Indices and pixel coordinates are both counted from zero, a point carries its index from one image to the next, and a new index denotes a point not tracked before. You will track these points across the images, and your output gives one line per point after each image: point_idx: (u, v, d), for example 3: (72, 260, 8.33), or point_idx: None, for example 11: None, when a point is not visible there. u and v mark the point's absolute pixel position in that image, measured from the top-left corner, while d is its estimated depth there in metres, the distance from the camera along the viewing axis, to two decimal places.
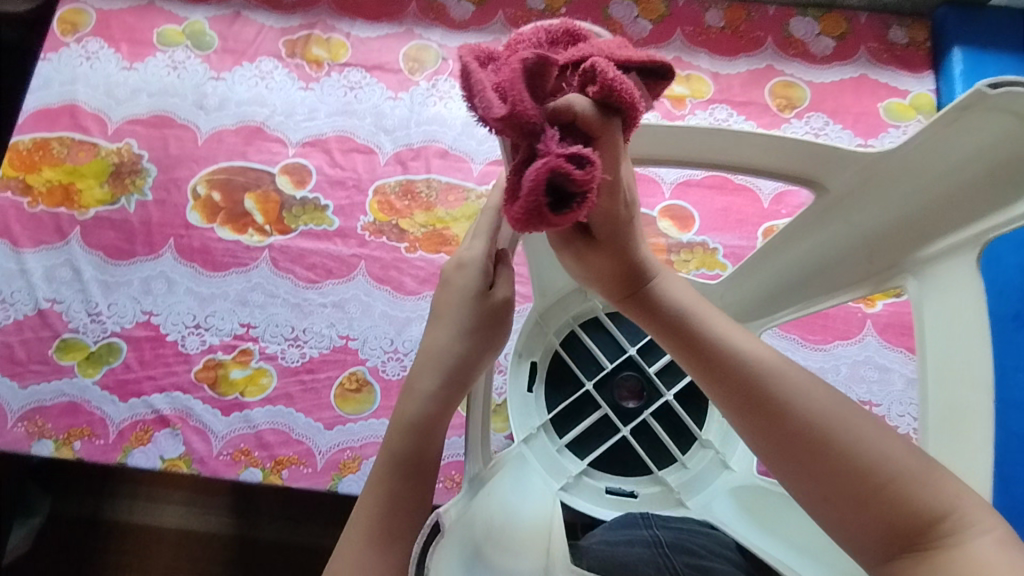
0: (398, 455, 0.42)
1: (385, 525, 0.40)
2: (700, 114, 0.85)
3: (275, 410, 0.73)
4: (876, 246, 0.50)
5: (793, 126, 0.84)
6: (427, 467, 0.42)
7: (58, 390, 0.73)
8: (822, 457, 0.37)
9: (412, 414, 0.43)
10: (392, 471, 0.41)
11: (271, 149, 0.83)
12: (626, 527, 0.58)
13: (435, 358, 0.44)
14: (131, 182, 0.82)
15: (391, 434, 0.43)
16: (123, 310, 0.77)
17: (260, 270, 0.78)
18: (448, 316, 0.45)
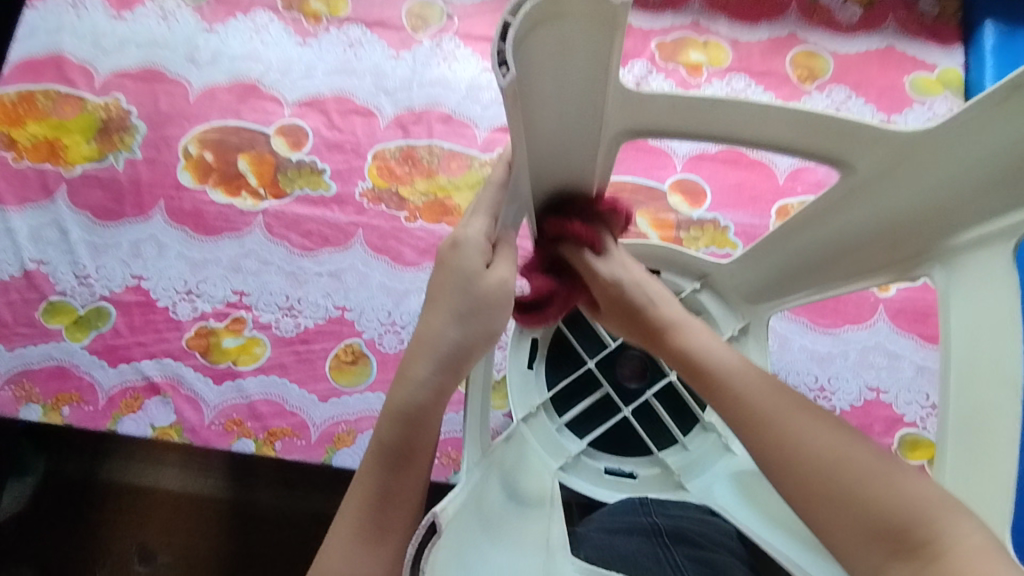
0: (386, 444, 0.40)
1: (375, 517, 0.39)
2: (717, 83, 0.81)
3: (268, 380, 0.71)
4: (903, 232, 0.48)
5: (814, 99, 0.80)
6: (418, 452, 0.41)
7: (46, 354, 0.71)
8: (807, 467, 0.40)
9: (402, 401, 0.41)
10: (381, 461, 0.40)
11: (265, 108, 0.79)
12: (624, 514, 0.56)
13: (429, 343, 0.42)
14: (119, 139, 0.79)
15: (381, 421, 0.41)
16: (111, 273, 0.74)
17: (253, 236, 0.75)
18: (442, 300, 0.43)
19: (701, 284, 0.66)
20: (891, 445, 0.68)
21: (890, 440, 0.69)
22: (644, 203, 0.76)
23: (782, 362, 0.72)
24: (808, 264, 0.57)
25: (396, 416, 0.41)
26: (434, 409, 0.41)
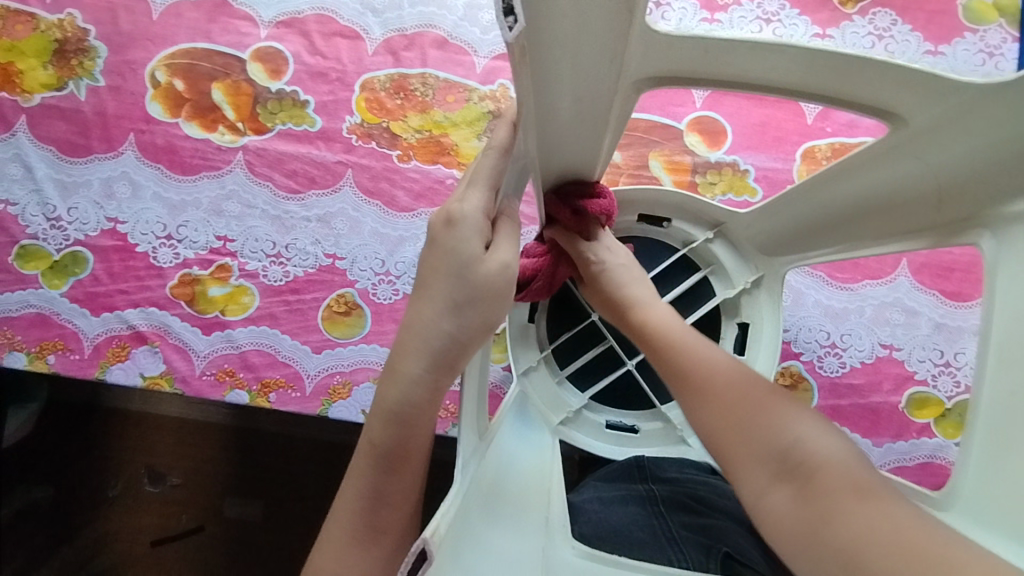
0: (378, 447, 0.40)
1: (369, 518, 0.40)
2: (746, 5, 0.72)
3: (258, 331, 0.68)
4: (948, 191, 0.42)
5: (854, 25, 0.72)
6: (408, 454, 0.40)
7: (24, 301, 0.68)
8: (713, 402, 0.45)
9: (392, 401, 0.40)
10: (375, 465, 0.40)
11: (239, 29, 0.71)
12: (620, 480, 0.56)
13: (422, 338, 0.40)
14: (78, 63, 0.71)
15: (371, 423, 0.40)
16: (85, 215, 0.69)
17: (234, 176, 0.70)
18: (435, 286, 0.41)
19: (714, 234, 0.62)
20: (898, 404, 0.67)
21: (899, 399, 0.67)
22: (658, 143, 0.70)
23: (793, 318, 0.69)
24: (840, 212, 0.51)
25: (389, 417, 0.40)
26: (429, 412, 0.40)
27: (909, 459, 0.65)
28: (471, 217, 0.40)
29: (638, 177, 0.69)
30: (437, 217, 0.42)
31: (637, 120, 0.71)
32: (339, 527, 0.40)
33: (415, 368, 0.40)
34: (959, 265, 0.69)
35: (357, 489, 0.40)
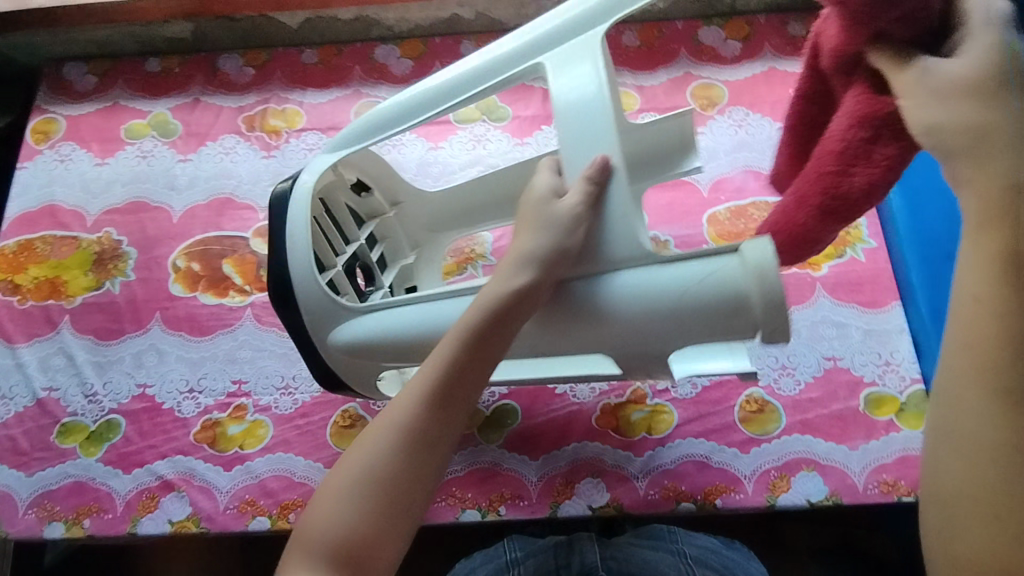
0: (473, 328, 0.54)
1: (448, 413, 0.53)
2: (506, 138, 0.90)
3: (275, 458, 0.75)
4: None
5: (545, 133, 0.90)
6: (480, 355, 0.54)
7: (64, 472, 0.76)
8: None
9: (494, 295, 0.54)
10: (468, 340, 0.53)
11: (242, 216, 0.89)
12: (651, 536, 0.64)
13: (526, 254, 0.54)
14: (113, 266, 0.87)
15: (469, 310, 0.54)
16: (118, 387, 0.80)
17: (245, 328, 0.82)
18: (531, 227, 0.55)
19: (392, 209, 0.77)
20: (858, 406, 0.74)
21: (857, 401, 0.74)
22: None
23: None
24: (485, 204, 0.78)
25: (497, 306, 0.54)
26: (521, 296, 0.54)
27: (886, 456, 0.71)
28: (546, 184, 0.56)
29: None
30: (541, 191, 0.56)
31: None
32: (380, 426, 0.53)
33: (508, 272, 0.54)
34: (866, 280, 0.80)
35: (439, 368, 0.53)
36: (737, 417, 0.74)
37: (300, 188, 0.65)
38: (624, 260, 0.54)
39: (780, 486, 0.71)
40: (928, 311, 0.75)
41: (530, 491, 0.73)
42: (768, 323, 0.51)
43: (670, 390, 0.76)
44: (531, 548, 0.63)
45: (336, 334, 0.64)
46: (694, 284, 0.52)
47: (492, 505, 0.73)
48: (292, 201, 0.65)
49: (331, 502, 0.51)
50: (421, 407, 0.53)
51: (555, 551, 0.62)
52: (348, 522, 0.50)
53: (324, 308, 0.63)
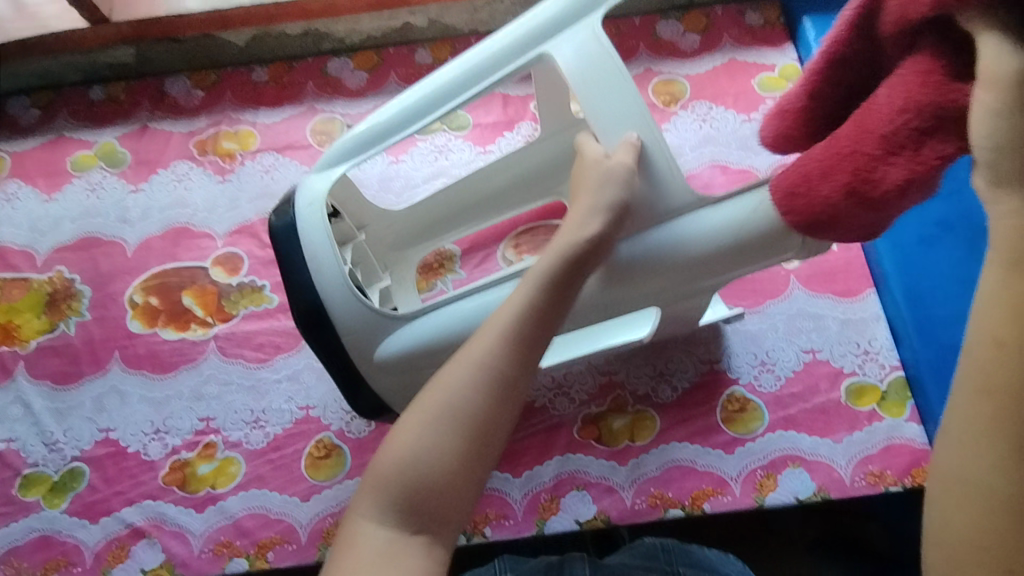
0: (546, 270, 0.51)
1: (533, 345, 0.48)
2: (468, 146, 0.88)
3: (249, 495, 0.72)
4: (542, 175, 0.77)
5: (507, 139, 0.88)
6: (543, 310, 0.49)
7: (27, 527, 0.73)
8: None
9: (567, 244, 0.52)
10: (545, 284, 0.50)
11: (200, 245, 0.85)
12: (644, 555, 0.62)
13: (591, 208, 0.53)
14: (67, 307, 0.83)
15: (543, 257, 0.52)
16: (79, 433, 0.77)
17: (209, 362, 0.79)
18: (587, 187, 0.54)
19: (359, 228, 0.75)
20: (840, 398, 0.73)
21: (838, 393, 0.73)
22: None
23: (721, 347, 0.76)
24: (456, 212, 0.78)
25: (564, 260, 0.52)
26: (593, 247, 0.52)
27: (870, 447, 0.70)
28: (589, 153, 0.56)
29: None
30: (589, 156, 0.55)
31: (537, 225, 0.83)
32: (459, 363, 0.47)
33: (580, 220, 0.53)
34: (839, 269, 0.79)
35: (512, 312, 0.49)
36: (720, 418, 0.73)
37: (309, 212, 0.62)
38: (677, 209, 0.55)
39: (767, 486, 0.70)
40: (903, 297, 0.74)
41: (516, 509, 0.71)
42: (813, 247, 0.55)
43: (650, 395, 0.75)
44: (523, 568, 0.62)
45: (380, 350, 0.62)
46: (744, 219, 0.53)
47: (477, 527, 0.71)
48: (308, 224, 0.62)
49: (413, 434, 0.45)
50: (504, 341, 0.48)
51: (546, 572, 0.61)
52: (423, 455, 0.45)
53: (365, 326, 0.61)
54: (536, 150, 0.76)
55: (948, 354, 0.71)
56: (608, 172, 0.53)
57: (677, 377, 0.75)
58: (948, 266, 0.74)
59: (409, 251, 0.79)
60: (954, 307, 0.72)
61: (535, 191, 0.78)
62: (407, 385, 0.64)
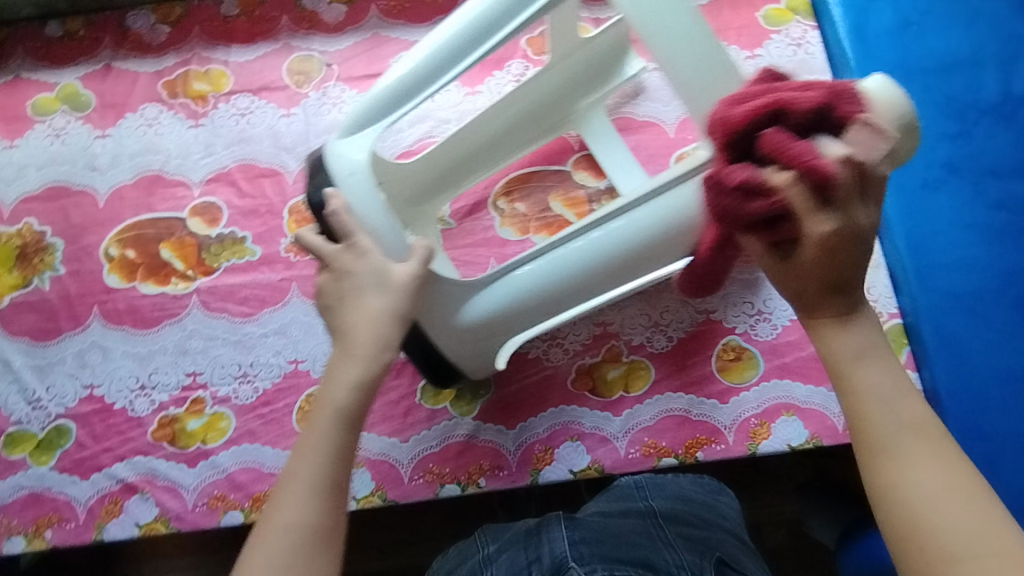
0: (341, 408, 0.50)
1: (349, 455, 0.50)
2: (454, 87, 0.83)
3: (240, 450, 0.72)
4: (556, 105, 0.75)
5: (496, 78, 0.83)
6: (347, 452, 0.50)
7: (16, 485, 0.72)
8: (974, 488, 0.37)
9: (355, 375, 0.51)
10: (339, 421, 0.50)
11: (175, 194, 0.81)
12: (621, 498, 0.64)
13: (377, 319, 0.53)
14: (39, 261, 0.80)
15: (337, 391, 0.51)
16: (62, 390, 0.75)
17: (193, 316, 0.77)
18: (390, 290, 0.54)
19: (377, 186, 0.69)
20: None
21: None
22: (553, 187, 0.79)
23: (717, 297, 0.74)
24: (474, 154, 0.74)
25: (355, 388, 0.51)
26: (369, 390, 0.52)
27: None
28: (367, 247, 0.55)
29: (545, 219, 0.78)
30: (345, 256, 0.55)
31: (528, 172, 0.80)
32: (299, 487, 0.47)
33: (376, 348, 0.52)
34: None
35: (324, 456, 0.48)
36: (715, 367, 0.72)
37: (348, 182, 0.58)
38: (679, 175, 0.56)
39: (760, 434, 0.70)
40: (905, 245, 0.73)
41: (510, 461, 0.71)
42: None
43: (645, 345, 0.74)
44: (503, 542, 0.61)
45: (454, 316, 0.61)
46: None
47: (472, 477, 0.71)
48: (348, 191, 0.58)
49: (273, 569, 0.45)
50: (327, 460, 0.48)
51: (525, 541, 0.59)
52: None
53: (441, 296, 0.60)
54: (548, 76, 0.73)
55: (944, 302, 0.71)
56: (376, 270, 0.54)
57: (673, 327, 0.74)
58: (953, 210, 0.74)
59: (428, 203, 0.74)
60: (953, 254, 0.73)
61: (549, 124, 0.75)
62: (485, 346, 0.64)
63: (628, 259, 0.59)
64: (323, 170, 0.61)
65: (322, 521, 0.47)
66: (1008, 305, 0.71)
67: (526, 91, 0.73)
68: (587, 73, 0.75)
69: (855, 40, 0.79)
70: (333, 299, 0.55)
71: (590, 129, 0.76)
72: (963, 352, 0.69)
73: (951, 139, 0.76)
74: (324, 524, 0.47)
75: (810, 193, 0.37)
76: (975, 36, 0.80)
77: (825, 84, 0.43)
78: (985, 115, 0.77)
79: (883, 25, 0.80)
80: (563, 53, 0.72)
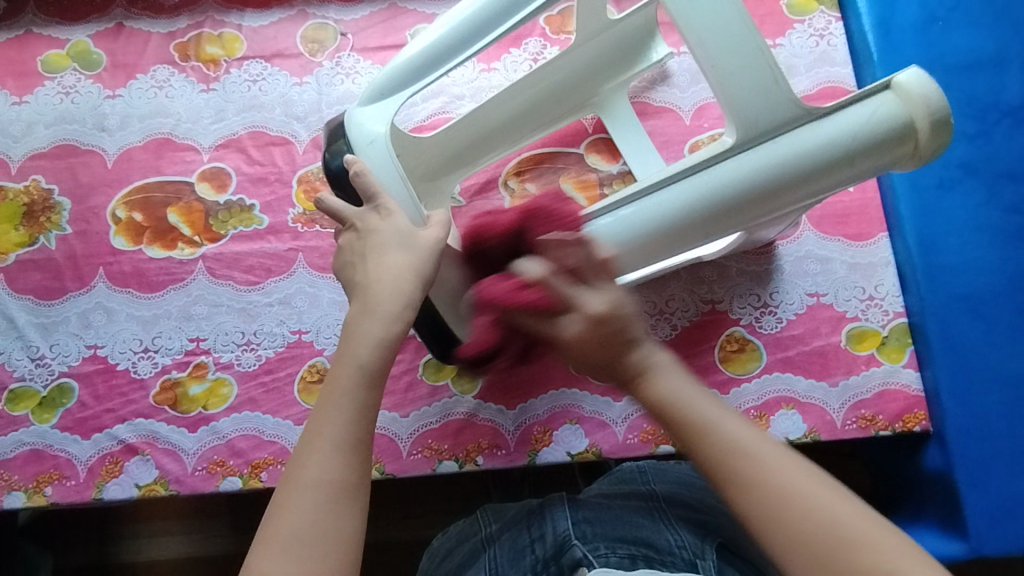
0: (365, 364, 0.49)
1: (372, 416, 0.49)
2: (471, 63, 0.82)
3: (241, 417, 0.72)
4: (579, 86, 0.74)
5: (513, 56, 0.82)
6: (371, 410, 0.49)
7: (18, 441, 0.72)
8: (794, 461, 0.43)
9: (379, 333, 0.51)
10: (364, 381, 0.49)
11: (184, 159, 0.81)
12: (622, 481, 0.65)
13: (400, 276, 0.53)
14: (46, 219, 0.79)
15: (359, 349, 0.50)
16: (66, 349, 0.75)
17: (198, 282, 0.77)
18: (413, 251, 0.54)
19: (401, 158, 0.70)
20: (840, 342, 0.72)
21: (839, 338, 0.72)
22: (564, 170, 0.79)
23: (724, 287, 0.74)
24: (492, 134, 0.74)
25: (374, 343, 0.50)
26: (392, 349, 0.51)
27: (865, 391, 0.70)
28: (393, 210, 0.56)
29: None
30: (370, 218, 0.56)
31: (541, 153, 0.79)
32: (321, 446, 0.46)
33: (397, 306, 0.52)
34: (853, 211, 0.76)
35: (345, 417, 0.48)
36: (717, 357, 0.72)
37: (369, 150, 0.60)
38: (784, 122, 0.53)
39: (759, 425, 0.70)
40: (916, 243, 0.72)
41: (508, 440, 0.72)
42: (930, 149, 0.52)
43: (649, 332, 0.74)
44: (505, 522, 0.62)
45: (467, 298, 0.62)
46: (859, 127, 0.51)
47: (470, 455, 0.71)
48: (370, 159, 0.59)
49: (298, 527, 0.43)
50: (351, 419, 0.48)
51: (527, 520, 0.60)
52: (307, 535, 0.43)
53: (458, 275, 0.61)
54: (570, 58, 0.72)
55: (952, 302, 0.71)
56: (401, 232, 0.55)
57: (677, 316, 0.74)
58: (967, 211, 0.73)
59: (443, 180, 0.74)
60: (964, 255, 0.72)
61: (566, 107, 0.75)
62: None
63: (741, 199, 0.53)
64: (342, 135, 0.62)
65: (349, 480, 0.46)
66: (1015, 309, 0.70)
67: (549, 71, 0.72)
68: (610, 55, 0.74)
69: (880, 33, 0.77)
70: (355, 256, 0.55)
71: (612, 114, 0.75)
72: (967, 354, 0.69)
73: (970, 139, 0.75)
74: (352, 483, 0.46)
75: (537, 314, 0.51)
76: (1001, 35, 0.78)
77: (524, 210, 0.56)
78: (1006, 116, 0.76)
79: (909, 18, 0.79)
80: (590, 34, 0.71)
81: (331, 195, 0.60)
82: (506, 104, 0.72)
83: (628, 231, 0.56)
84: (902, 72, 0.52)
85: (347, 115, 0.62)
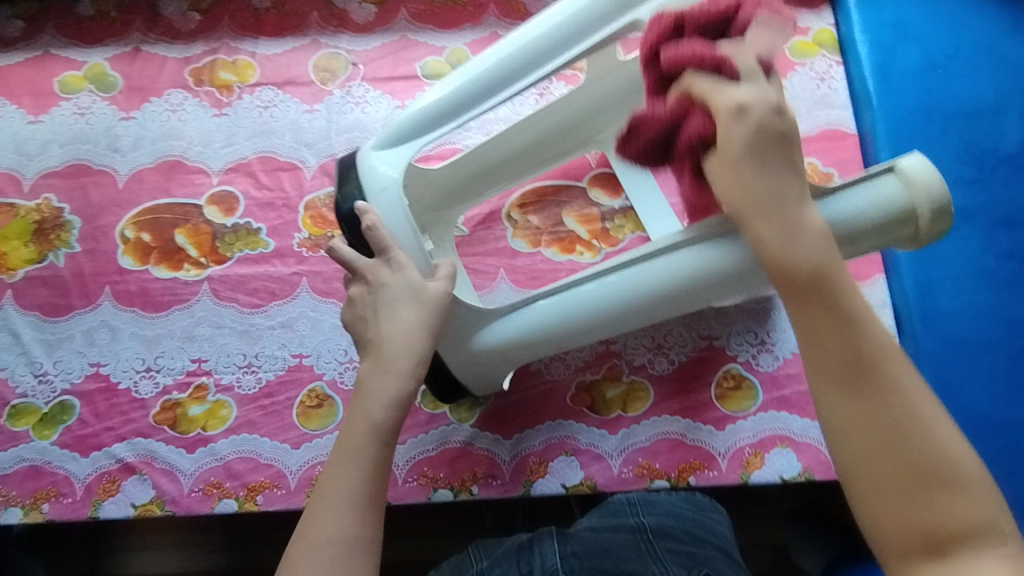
0: (380, 423, 0.53)
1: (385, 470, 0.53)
2: None
3: (240, 439, 0.73)
4: (587, 125, 0.75)
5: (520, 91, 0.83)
6: (382, 472, 0.53)
7: (17, 457, 0.73)
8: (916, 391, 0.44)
9: (393, 391, 0.54)
10: (375, 438, 0.53)
11: (194, 181, 0.82)
12: (612, 513, 0.64)
13: (410, 333, 0.55)
14: (55, 237, 0.81)
15: (374, 407, 0.54)
16: (69, 366, 0.76)
17: (202, 303, 0.78)
18: (422, 306, 0.56)
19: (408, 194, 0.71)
20: None
21: None
22: (565, 203, 0.80)
23: (722, 325, 0.75)
24: (499, 167, 0.74)
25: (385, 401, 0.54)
26: (405, 408, 0.55)
27: None
28: (403, 263, 0.58)
29: (557, 233, 0.79)
30: (379, 270, 0.58)
31: (545, 186, 0.81)
32: (332, 504, 0.50)
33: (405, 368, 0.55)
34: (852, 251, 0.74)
35: (356, 477, 0.51)
36: (714, 394, 0.73)
37: (380, 197, 0.60)
38: None
39: (754, 463, 0.70)
40: (912, 286, 0.73)
41: (504, 470, 0.72)
42: (930, 235, 0.52)
43: (646, 366, 0.74)
44: (496, 558, 0.62)
45: (474, 338, 0.64)
46: (862, 210, 0.51)
47: (465, 484, 0.71)
48: (380, 207, 0.60)
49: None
50: (361, 474, 0.52)
51: (518, 556, 0.61)
52: None
53: (463, 317, 0.63)
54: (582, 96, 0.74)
55: (946, 347, 0.71)
56: (411, 284, 0.57)
57: (675, 351, 0.75)
58: (964, 257, 0.74)
59: (449, 211, 0.75)
60: (958, 300, 0.73)
61: (573, 143, 0.76)
62: (491, 370, 0.66)
63: (664, 292, 0.58)
64: (353, 179, 0.63)
65: (359, 535, 0.50)
66: (1010, 356, 0.71)
67: (556, 109, 0.74)
68: None
69: (878, 79, 0.80)
70: (367, 309, 0.58)
71: (617, 153, 0.77)
72: (960, 399, 0.70)
73: (967, 185, 0.77)
74: (361, 537, 0.50)
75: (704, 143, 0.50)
76: (999, 84, 0.80)
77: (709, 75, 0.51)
78: (1004, 163, 0.77)
79: (908, 67, 0.81)
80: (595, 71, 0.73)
81: (340, 240, 0.62)
82: (516, 144, 0.74)
83: (617, 297, 0.60)
84: (905, 157, 0.52)
85: (359, 152, 0.64)
